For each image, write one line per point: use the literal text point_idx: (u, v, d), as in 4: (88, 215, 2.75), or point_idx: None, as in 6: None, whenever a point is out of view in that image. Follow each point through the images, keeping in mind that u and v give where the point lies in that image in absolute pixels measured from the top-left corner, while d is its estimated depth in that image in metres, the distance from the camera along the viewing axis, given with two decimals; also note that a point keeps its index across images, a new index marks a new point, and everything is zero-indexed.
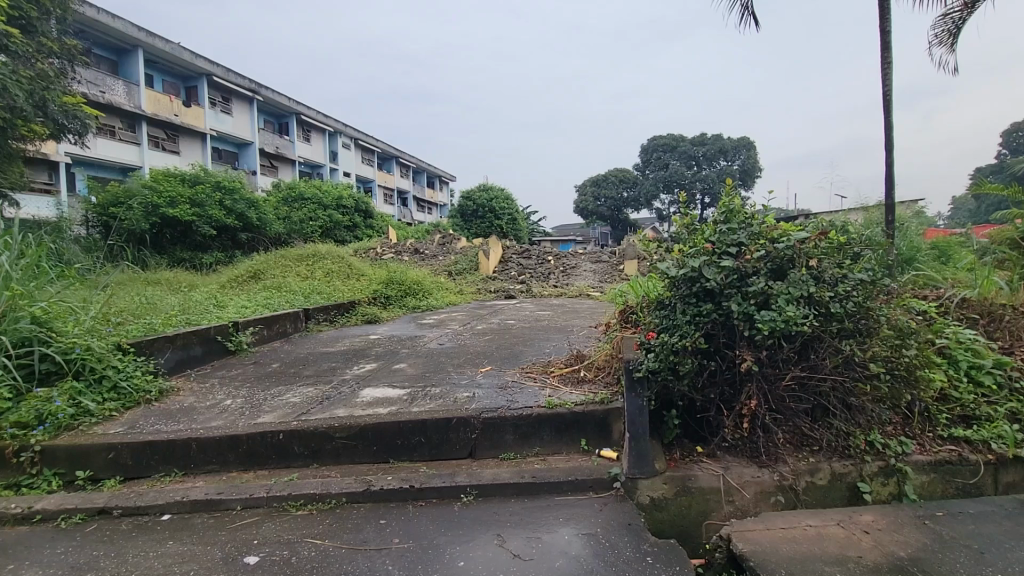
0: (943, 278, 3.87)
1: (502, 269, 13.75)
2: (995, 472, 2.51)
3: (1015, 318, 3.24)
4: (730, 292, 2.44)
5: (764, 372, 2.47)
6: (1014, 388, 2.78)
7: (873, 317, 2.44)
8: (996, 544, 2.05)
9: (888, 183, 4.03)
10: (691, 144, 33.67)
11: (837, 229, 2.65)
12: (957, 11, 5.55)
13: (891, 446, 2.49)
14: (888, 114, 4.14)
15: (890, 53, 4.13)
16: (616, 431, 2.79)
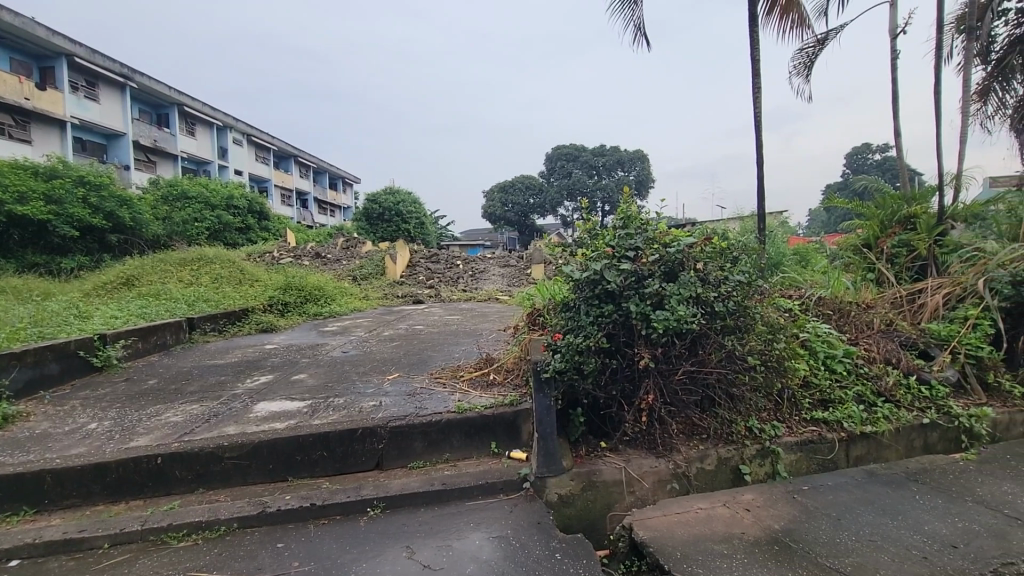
0: (804, 279, 4.41)
1: (410, 274, 13.48)
2: (848, 448, 2.89)
3: (859, 313, 3.77)
4: (629, 294, 2.60)
5: (660, 368, 2.65)
6: (860, 373, 3.22)
7: (750, 314, 2.71)
8: (850, 510, 2.37)
9: (761, 195, 4.52)
10: (592, 154, 35.41)
11: (719, 235, 2.93)
12: (811, 46, 6.39)
13: (766, 431, 2.78)
14: (759, 133, 4.63)
15: (761, 79, 4.64)
16: (525, 432, 2.84)
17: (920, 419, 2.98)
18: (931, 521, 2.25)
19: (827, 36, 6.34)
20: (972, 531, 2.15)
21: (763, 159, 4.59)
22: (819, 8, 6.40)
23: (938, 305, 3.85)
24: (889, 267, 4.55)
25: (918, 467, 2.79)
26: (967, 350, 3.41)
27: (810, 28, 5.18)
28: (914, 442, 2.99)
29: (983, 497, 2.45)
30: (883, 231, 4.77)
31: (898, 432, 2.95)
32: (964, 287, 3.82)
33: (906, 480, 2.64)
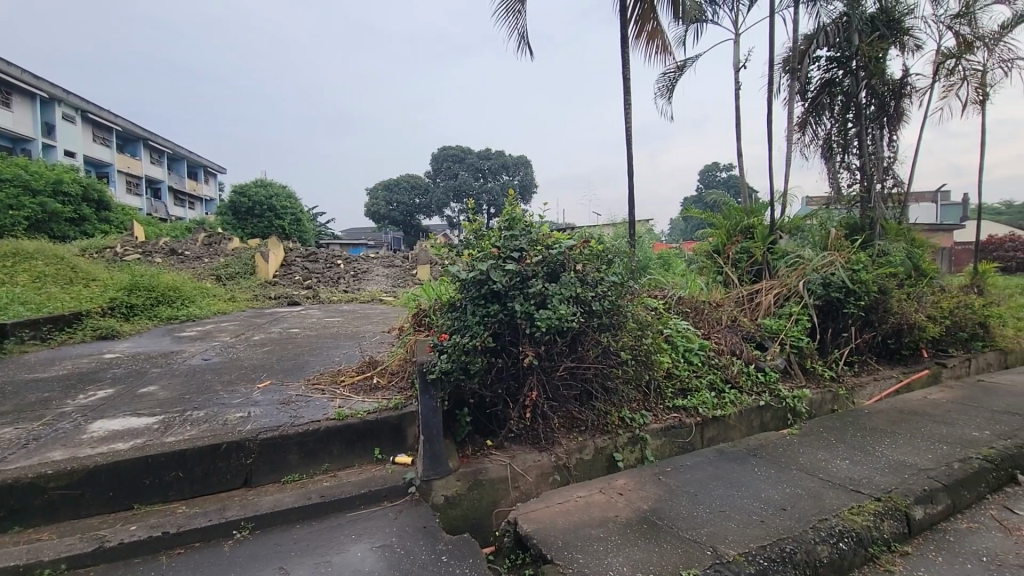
0: (667, 280, 4.87)
1: (284, 273, 12.51)
2: (703, 430, 3.25)
3: (710, 311, 4.28)
4: (514, 294, 2.69)
5: (543, 365, 2.77)
6: (713, 363, 3.65)
7: (622, 312, 2.95)
8: (704, 486, 2.67)
9: (631, 202, 4.92)
10: (478, 158, 35.90)
11: (596, 240, 3.16)
12: (672, 71, 7.12)
13: (636, 420, 3.03)
14: (629, 145, 5.04)
15: (630, 95, 5.05)
16: (410, 435, 2.79)
17: (758, 402, 3.47)
18: (767, 489, 2.62)
19: (685, 63, 7.11)
20: (798, 495, 2.54)
21: (633, 169, 4.99)
22: (679, 37, 7.14)
23: (771, 303, 4.51)
24: (733, 271, 5.22)
25: (757, 444, 3.24)
26: (791, 342, 4.04)
27: (672, 55, 5.76)
28: (753, 422, 3.46)
29: (804, 465, 2.91)
30: (729, 238, 5.45)
31: (742, 414, 3.39)
32: (789, 288, 4.53)
33: (747, 456, 3.05)
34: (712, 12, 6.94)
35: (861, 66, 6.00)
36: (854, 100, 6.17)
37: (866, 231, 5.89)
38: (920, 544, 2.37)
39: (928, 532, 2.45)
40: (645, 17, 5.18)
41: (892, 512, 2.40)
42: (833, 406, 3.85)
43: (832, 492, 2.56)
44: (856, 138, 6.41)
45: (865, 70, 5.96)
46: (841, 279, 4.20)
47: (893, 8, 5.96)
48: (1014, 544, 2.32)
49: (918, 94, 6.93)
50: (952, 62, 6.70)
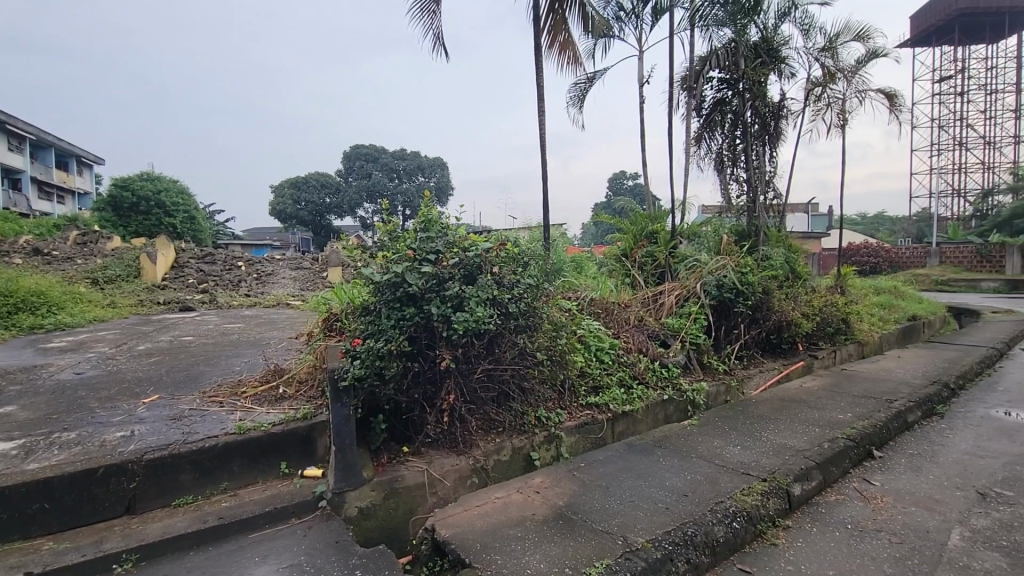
0: (580, 282, 5.06)
1: (175, 276, 11.38)
2: (614, 426, 3.40)
3: (619, 311, 4.52)
4: (430, 296, 2.66)
5: (460, 368, 2.76)
6: (622, 361, 3.84)
7: (538, 314, 3.02)
8: (615, 479, 2.80)
9: (545, 206, 5.05)
10: (393, 158, 35.01)
11: (512, 243, 3.21)
12: (583, 81, 7.42)
13: (551, 418, 3.11)
14: (543, 151, 5.17)
15: (544, 103, 5.19)
16: (321, 446, 2.66)
17: (662, 396, 3.70)
18: (671, 478, 2.80)
19: (595, 75, 7.44)
20: (697, 481, 2.75)
21: (547, 175, 5.12)
22: (589, 49, 7.46)
23: (672, 304, 4.84)
24: (640, 273, 5.54)
25: (661, 436, 3.45)
26: (691, 339, 4.37)
27: (583, 66, 6.00)
28: (658, 416, 3.68)
29: (703, 453, 3.15)
30: (635, 243, 5.79)
31: (648, 408, 3.60)
32: (688, 290, 4.89)
33: (653, 447, 3.25)
34: (619, 29, 7.33)
35: (746, 88, 6.65)
36: (741, 119, 6.81)
37: (752, 237, 6.53)
38: (798, 517, 2.65)
39: (805, 506, 2.75)
40: (557, 27, 5.35)
41: (776, 491, 2.66)
42: (726, 397, 4.21)
43: (727, 476, 2.79)
44: (743, 153, 7.05)
45: (749, 92, 6.63)
46: (731, 280, 4.65)
47: (772, 38, 6.67)
48: (872, 512, 2.67)
49: (793, 117, 7.80)
50: (820, 90, 7.62)
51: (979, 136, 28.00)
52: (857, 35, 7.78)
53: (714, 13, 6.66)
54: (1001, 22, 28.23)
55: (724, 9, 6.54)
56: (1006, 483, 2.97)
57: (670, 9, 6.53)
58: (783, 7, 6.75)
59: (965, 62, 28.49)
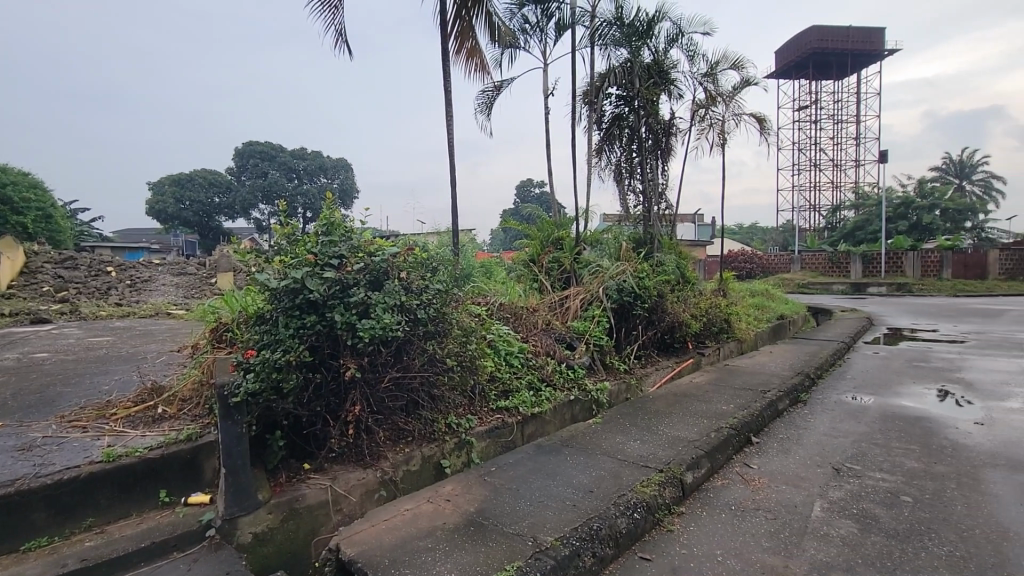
0: (489, 287, 5.10)
1: (25, 283, 9.80)
2: (524, 428, 3.45)
3: (528, 315, 4.62)
4: (333, 303, 2.54)
5: (366, 377, 2.67)
6: (530, 365, 3.92)
7: (447, 319, 2.99)
8: (525, 480, 2.85)
9: (454, 211, 5.03)
10: (291, 157, 32.99)
11: (420, 248, 3.17)
12: (490, 89, 7.52)
13: (462, 424, 3.09)
14: (452, 156, 5.15)
15: (452, 108, 5.18)
16: (208, 470, 2.42)
17: (569, 397, 3.83)
18: (578, 475, 2.91)
19: (502, 84, 7.57)
20: (601, 477, 2.88)
21: (456, 179, 5.11)
22: (495, 58, 7.58)
23: (577, 307, 5.05)
24: (546, 278, 5.72)
25: (568, 435, 3.58)
26: (594, 341, 4.59)
27: (490, 74, 6.08)
28: (565, 416, 3.79)
29: (606, 449, 3.31)
30: (542, 249, 5.96)
31: (555, 410, 3.70)
32: (591, 294, 5.13)
33: (561, 447, 3.35)
34: (524, 40, 7.52)
35: (641, 105, 7.14)
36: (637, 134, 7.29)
37: (648, 244, 7.01)
38: (691, 503, 2.88)
39: (696, 492, 2.99)
40: (464, 34, 5.37)
41: (671, 480, 2.87)
42: (627, 394, 4.45)
43: (628, 470, 2.96)
44: (639, 166, 7.54)
45: (644, 109, 7.12)
46: (630, 285, 4.99)
47: (663, 61, 7.22)
48: (751, 492, 2.97)
49: (681, 134, 8.49)
50: (704, 111, 8.37)
51: (830, 159, 32.41)
52: (733, 63, 8.66)
53: (612, 33, 6.98)
54: (844, 63, 32.99)
55: (620, 31, 6.91)
56: (854, 458, 3.44)
57: (572, 26, 6.82)
58: (671, 33, 7.33)
59: (818, 95, 32.89)
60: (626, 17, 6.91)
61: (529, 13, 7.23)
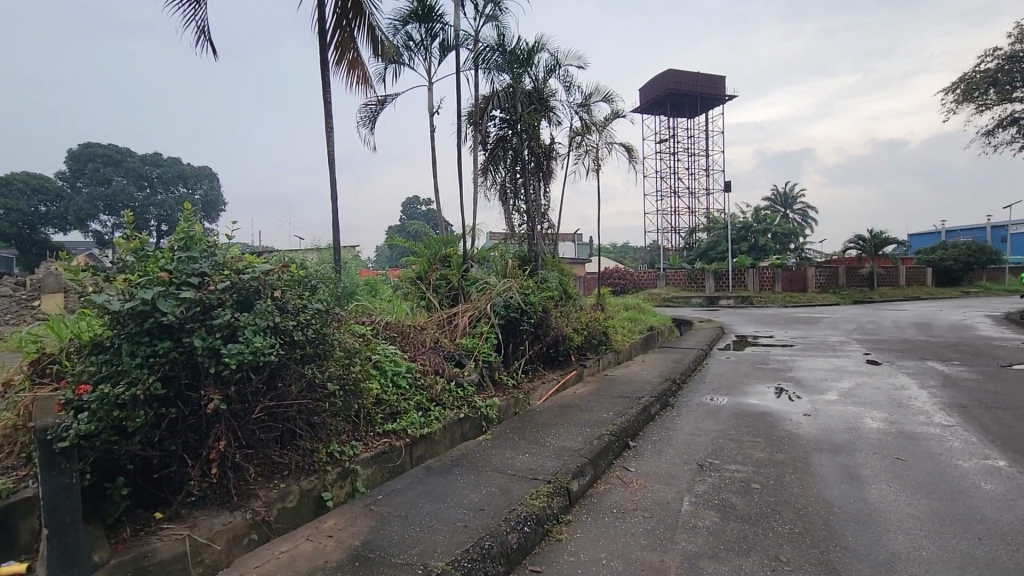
0: (374, 306, 4.90)
1: None
2: (413, 451, 3.32)
3: (415, 334, 4.51)
4: (192, 327, 2.28)
5: (232, 409, 2.41)
6: (419, 385, 3.82)
7: (328, 341, 2.81)
8: (413, 505, 2.75)
9: (335, 226, 4.78)
10: (140, 162, 29.14)
11: (296, 265, 2.98)
12: (373, 103, 7.35)
13: (346, 452, 2.89)
14: (333, 170, 4.92)
15: (332, 120, 4.96)
16: (25, 533, 2.00)
17: (458, 415, 3.78)
18: (469, 495, 2.87)
19: (385, 98, 7.44)
20: (492, 494, 2.88)
21: (337, 194, 4.88)
22: (378, 73, 7.43)
23: (466, 325, 5.05)
24: (434, 296, 5.65)
25: (458, 454, 3.53)
26: (483, 357, 4.62)
27: (373, 88, 5.94)
28: (455, 434, 3.72)
29: (496, 465, 3.32)
30: (429, 266, 5.90)
31: (446, 429, 3.63)
32: (479, 311, 5.17)
33: (451, 467, 3.29)
34: (408, 57, 7.48)
35: (523, 129, 7.45)
36: (520, 156, 7.59)
37: (532, 262, 7.27)
38: (577, 510, 2.98)
39: (582, 499, 3.11)
40: (345, 45, 5.20)
41: (559, 490, 2.95)
42: (516, 409, 4.51)
43: (517, 484, 3.00)
44: (523, 187, 7.84)
45: (526, 133, 7.45)
46: (517, 301, 5.13)
47: (543, 89, 7.61)
48: (630, 494, 3.17)
49: (560, 159, 9.01)
50: (580, 138, 8.98)
51: (687, 187, 36.49)
52: (605, 96, 9.42)
53: (494, 59, 7.21)
54: (695, 103, 37.60)
55: (502, 57, 7.18)
56: (714, 453, 3.84)
57: (456, 48, 6.93)
58: (549, 64, 7.78)
59: (675, 130, 37.03)
60: (508, 44, 7.20)
61: (412, 31, 7.22)
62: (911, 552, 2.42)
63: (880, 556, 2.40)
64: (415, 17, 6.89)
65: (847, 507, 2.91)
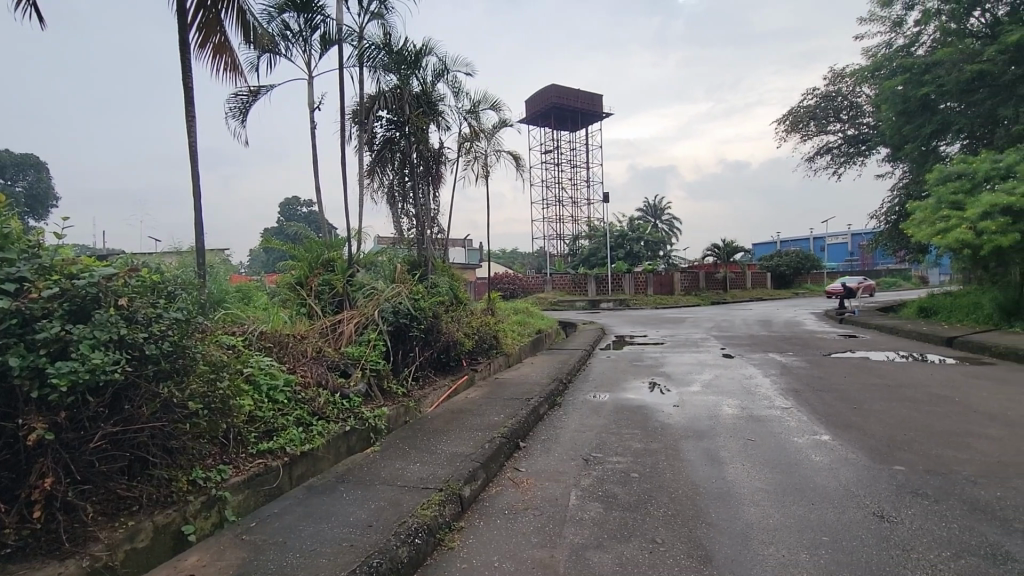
0: (246, 314, 4.46)
1: None
2: (291, 470, 3.04)
3: (294, 344, 4.17)
4: (6, 344, 1.97)
5: (62, 438, 2.07)
6: (298, 399, 3.53)
7: (188, 354, 2.50)
8: (293, 530, 2.54)
9: (198, 226, 4.28)
10: None
11: (149, 269, 2.63)
12: (245, 93, 6.75)
13: (211, 478, 2.57)
14: (195, 164, 4.40)
15: (195, 109, 4.44)
16: None
17: (344, 427, 3.56)
18: (355, 512, 2.72)
19: (259, 89, 6.86)
20: (380, 509, 2.75)
21: (201, 190, 4.37)
22: (250, 61, 6.83)
23: (351, 332, 4.80)
24: (316, 302, 5.31)
25: (344, 470, 3.33)
26: (370, 366, 4.43)
27: (243, 76, 5.43)
28: (341, 449, 3.50)
29: (385, 477, 3.19)
30: (310, 271, 5.53)
31: (330, 443, 3.39)
32: (366, 318, 4.96)
33: (335, 484, 3.09)
34: (284, 47, 6.97)
35: (411, 132, 7.31)
36: (408, 159, 7.45)
37: (422, 267, 7.14)
38: (470, 515, 2.96)
39: (474, 504, 3.10)
40: (209, 27, 4.70)
41: (451, 497, 2.91)
42: (406, 417, 4.38)
43: (408, 495, 2.90)
44: (412, 191, 7.69)
45: (414, 136, 7.32)
46: (406, 307, 5.01)
47: (431, 92, 7.51)
48: (520, 494, 3.23)
49: (449, 164, 8.99)
50: (469, 144, 9.05)
51: (570, 197, 38.44)
52: (493, 104, 9.57)
53: (380, 58, 6.89)
54: (576, 118, 39.82)
55: (388, 57, 6.89)
56: (597, 447, 4.07)
57: (339, 43, 6.60)
58: (438, 68, 7.73)
59: (559, 142, 38.85)
60: (394, 44, 6.98)
61: (289, 20, 6.74)
62: (761, 522, 2.76)
63: (738, 528, 2.70)
64: (292, 5, 6.44)
65: (711, 487, 3.24)
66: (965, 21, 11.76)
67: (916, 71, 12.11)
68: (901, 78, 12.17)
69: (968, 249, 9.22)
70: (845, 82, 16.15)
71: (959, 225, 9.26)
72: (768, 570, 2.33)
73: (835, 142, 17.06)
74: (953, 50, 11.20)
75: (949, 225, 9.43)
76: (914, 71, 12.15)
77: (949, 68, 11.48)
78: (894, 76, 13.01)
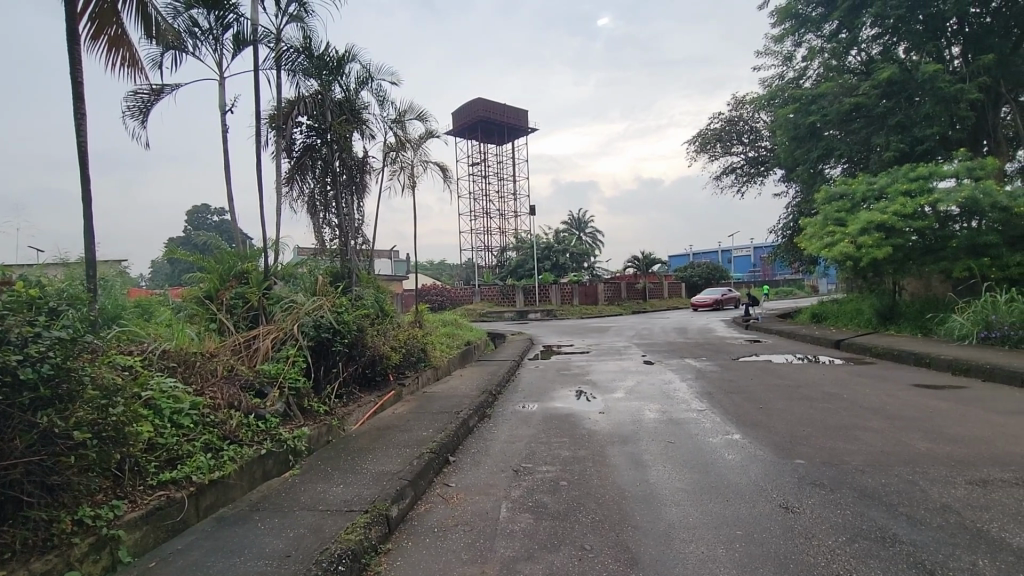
0: (146, 331, 4.06)
1: None
2: (197, 501, 2.78)
3: (203, 362, 3.84)
4: None
5: None
6: (206, 422, 3.24)
7: (74, 378, 2.24)
8: (200, 567, 2.32)
9: (88, 235, 3.85)
10: None
11: (26, 286, 2.37)
12: (146, 92, 6.21)
13: (102, 516, 2.28)
14: (85, 167, 3.98)
15: (85, 106, 4.01)
16: None
17: (259, 451, 3.31)
18: (272, 543, 2.53)
19: (162, 88, 6.35)
20: (300, 537, 2.58)
21: (91, 194, 3.94)
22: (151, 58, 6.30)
23: (268, 349, 4.51)
24: (228, 317, 4.96)
25: (259, 497, 3.10)
26: (289, 384, 4.18)
27: (143, 73, 4.98)
28: (255, 474, 3.25)
29: (305, 502, 3.00)
30: (222, 284, 5.17)
31: (242, 469, 3.14)
32: (285, 333, 4.70)
33: (249, 514, 2.87)
34: (192, 45, 6.50)
35: (333, 139, 7.07)
36: (330, 167, 7.21)
37: (346, 279, 6.90)
38: (397, 537, 2.84)
39: (402, 523, 2.99)
40: (104, 18, 4.29)
41: (378, 519, 2.79)
42: (329, 437, 4.17)
43: (330, 520, 2.75)
44: (334, 200, 7.41)
45: (336, 144, 7.10)
46: (328, 321, 4.80)
47: (354, 99, 7.32)
48: (450, 510, 3.16)
49: (374, 173, 8.77)
50: (395, 153, 8.90)
51: (497, 209, 38.86)
52: (418, 115, 9.49)
53: (299, 62, 6.60)
54: (502, 132, 40.44)
55: (309, 61, 6.64)
56: (527, 457, 4.08)
57: (254, 43, 6.27)
58: (361, 75, 7.56)
59: (486, 155, 39.26)
60: (314, 49, 6.74)
61: (198, 17, 6.31)
62: (682, 521, 2.89)
63: (660, 529, 2.81)
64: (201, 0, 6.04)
65: (636, 490, 3.35)
66: (844, 59, 13.23)
67: (805, 102, 13.47)
68: (793, 107, 13.52)
69: (850, 260, 10.35)
70: (746, 108, 17.68)
71: (842, 239, 10.37)
72: (688, 568, 2.44)
73: (738, 163, 18.58)
74: (835, 84, 12.60)
75: (835, 239, 10.51)
76: (803, 101, 13.52)
77: (831, 100, 12.88)
78: (786, 104, 14.44)
